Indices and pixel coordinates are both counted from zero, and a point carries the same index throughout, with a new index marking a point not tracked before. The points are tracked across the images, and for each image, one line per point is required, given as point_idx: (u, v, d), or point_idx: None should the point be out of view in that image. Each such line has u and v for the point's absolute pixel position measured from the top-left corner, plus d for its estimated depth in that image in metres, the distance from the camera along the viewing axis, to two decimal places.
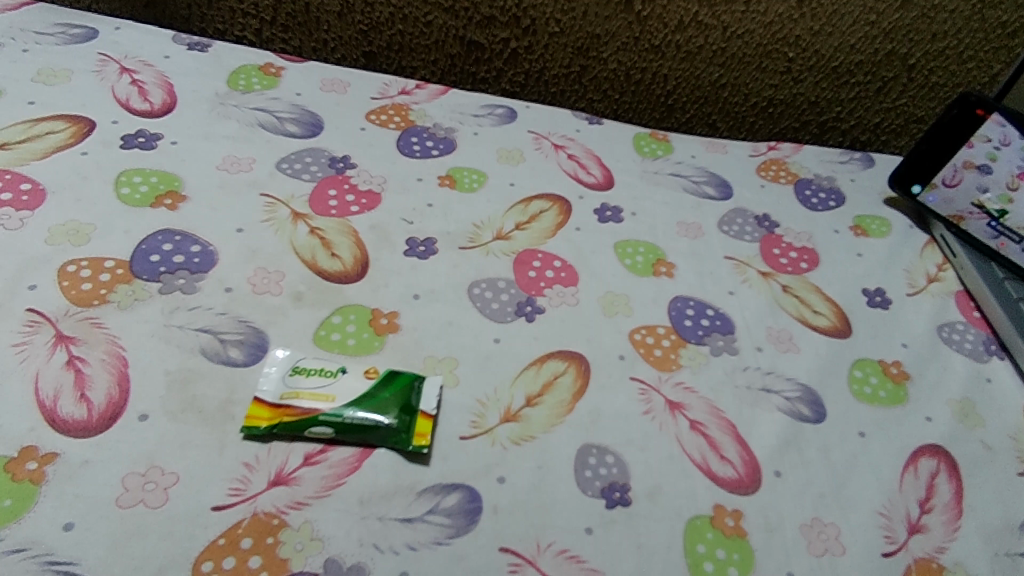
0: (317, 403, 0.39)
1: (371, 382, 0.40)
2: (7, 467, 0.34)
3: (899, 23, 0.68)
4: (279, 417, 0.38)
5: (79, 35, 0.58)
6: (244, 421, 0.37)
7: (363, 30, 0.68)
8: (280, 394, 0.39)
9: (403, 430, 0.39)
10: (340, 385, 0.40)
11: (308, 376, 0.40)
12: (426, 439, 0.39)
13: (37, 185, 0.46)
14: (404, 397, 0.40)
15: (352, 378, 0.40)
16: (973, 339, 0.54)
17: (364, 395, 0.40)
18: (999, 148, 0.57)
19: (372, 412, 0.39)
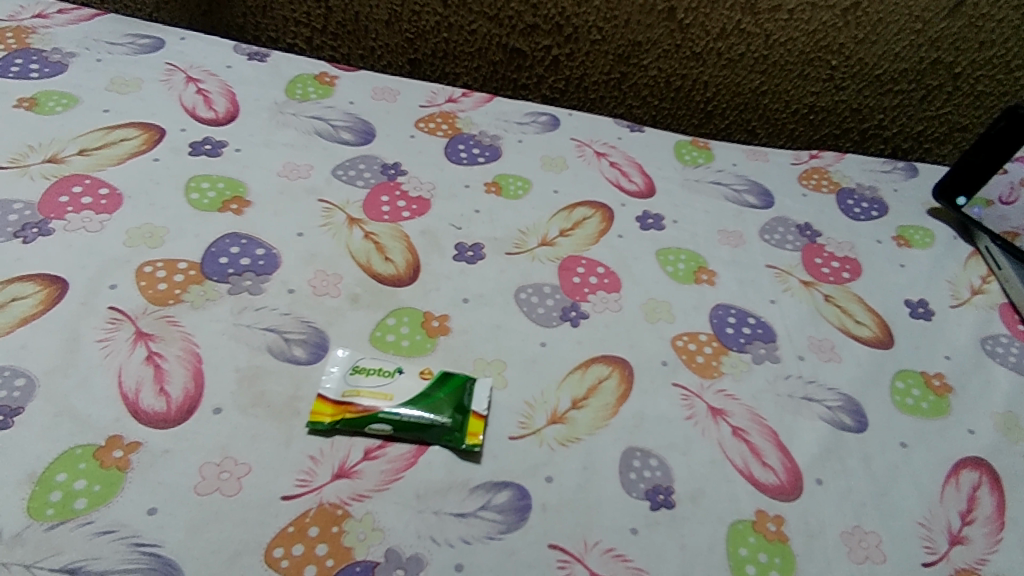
0: (376, 401, 0.41)
1: (426, 382, 0.42)
2: (96, 455, 0.36)
3: (946, 31, 0.68)
4: (342, 414, 0.40)
5: (146, 45, 0.61)
6: (309, 417, 0.40)
7: (409, 38, 0.71)
8: (342, 392, 0.41)
9: (457, 429, 0.41)
10: (397, 385, 0.42)
11: (368, 375, 0.42)
12: (478, 438, 0.41)
13: (114, 189, 0.49)
14: (458, 398, 0.42)
15: (408, 378, 0.42)
16: (1017, 353, 0.54)
17: (420, 394, 0.42)
18: None
19: (428, 411, 0.41)
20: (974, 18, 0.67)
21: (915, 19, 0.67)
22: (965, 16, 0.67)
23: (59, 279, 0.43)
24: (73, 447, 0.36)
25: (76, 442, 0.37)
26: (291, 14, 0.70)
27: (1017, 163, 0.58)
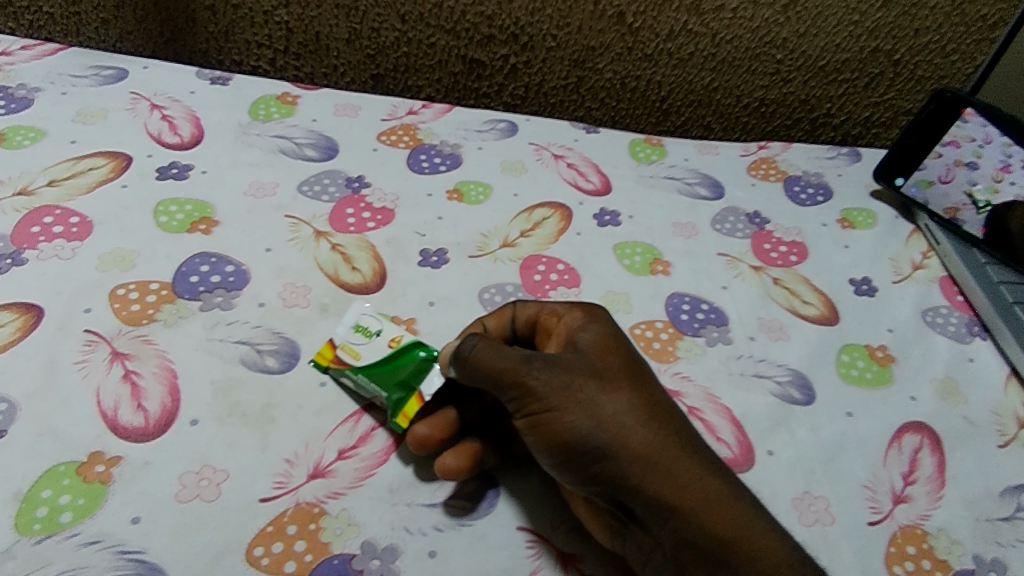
0: (347, 356, 0.44)
1: (389, 350, 0.44)
2: (78, 470, 0.38)
3: (882, 21, 0.71)
4: (326, 360, 0.44)
5: (110, 76, 0.63)
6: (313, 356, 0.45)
7: (370, 54, 0.73)
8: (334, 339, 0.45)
9: (393, 405, 0.42)
10: (371, 346, 0.44)
11: (357, 330, 0.45)
12: (406, 420, 0.42)
13: (85, 218, 0.51)
14: (413, 373, 0.43)
15: (381, 344, 0.44)
16: (956, 323, 0.57)
17: (379, 360, 0.43)
18: (983, 146, 0.60)
19: (378, 380, 0.43)
20: (907, 7, 0.70)
21: (852, 12, 0.70)
22: (898, 6, 0.70)
23: (35, 306, 0.45)
24: (56, 464, 0.38)
25: (59, 460, 0.38)
26: (253, 37, 0.72)
27: (948, 145, 0.62)
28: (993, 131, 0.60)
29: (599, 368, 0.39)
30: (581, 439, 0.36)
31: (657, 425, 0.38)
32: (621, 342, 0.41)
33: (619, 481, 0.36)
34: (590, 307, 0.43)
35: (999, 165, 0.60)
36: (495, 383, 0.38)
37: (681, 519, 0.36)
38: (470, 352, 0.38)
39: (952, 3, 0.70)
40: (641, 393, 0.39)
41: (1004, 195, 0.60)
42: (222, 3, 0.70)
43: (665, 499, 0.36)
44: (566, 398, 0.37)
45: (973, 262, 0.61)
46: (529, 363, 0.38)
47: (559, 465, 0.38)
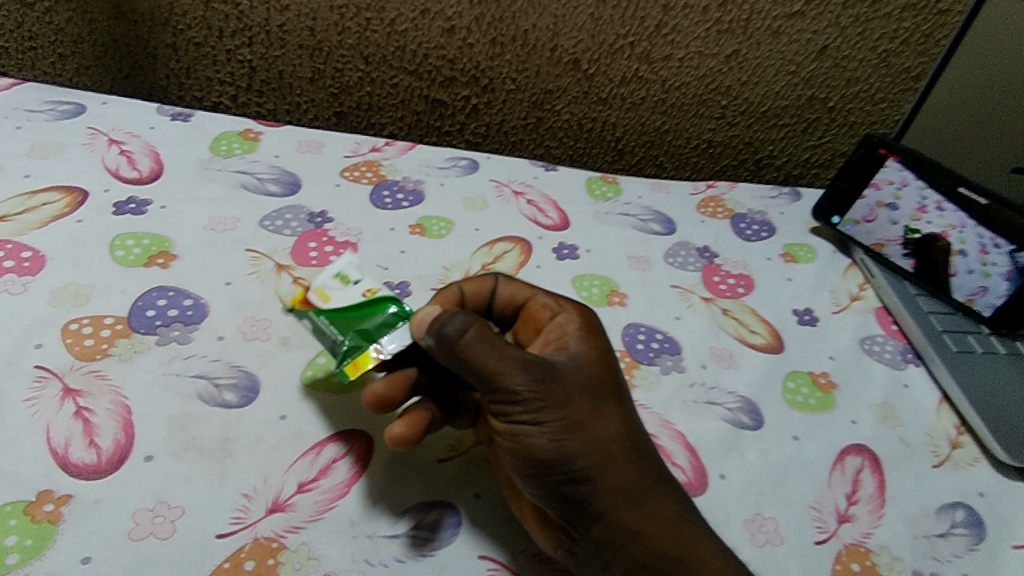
0: (321, 300, 0.44)
1: (361, 298, 0.44)
2: (25, 510, 0.37)
3: (816, 72, 0.75)
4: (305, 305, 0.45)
5: (67, 111, 0.63)
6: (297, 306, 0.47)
7: (334, 92, 0.74)
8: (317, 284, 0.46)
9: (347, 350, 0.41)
10: (344, 294, 0.44)
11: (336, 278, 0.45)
12: (354, 369, 0.41)
13: (37, 252, 0.50)
14: (380, 323, 0.42)
15: (352, 294, 0.44)
16: (892, 350, 0.61)
17: (351, 304, 0.43)
18: (901, 189, 0.65)
19: (341, 326, 0.42)
20: (838, 59, 0.74)
21: (788, 63, 0.75)
22: (830, 58, 0.74)
23: None
24: (1, 504, 0.37)
25: (4, 500, 0.37)
26: (215, 74, 0.73)
27: (873, 188, 0.67)
28: (909, 175, 0.65)
29: (594, 388, 0.39)
30: (564, 456, 0.37)
31: (632, 454, 0.39)
32: (611, 361, 0.41)
33: (588, 503, 0.38)
34: (586, 313, 0.43)
35: (916, 206, 0.65)
36: (482, 381, 0.37)
37: (638, 543, 0.38)
38: (463, 340, 0.36)
39: (879, 56, 0.74)
40: (624, 420, 0.40)
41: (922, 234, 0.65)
42: (184, 41, 0.71)
43: (624, 525, 0.38)
44: (559, 414, 0.37)
45: (904, 294, 0.65)
46: (524, 370, 0.37)
47: (528, 474, 0.38)
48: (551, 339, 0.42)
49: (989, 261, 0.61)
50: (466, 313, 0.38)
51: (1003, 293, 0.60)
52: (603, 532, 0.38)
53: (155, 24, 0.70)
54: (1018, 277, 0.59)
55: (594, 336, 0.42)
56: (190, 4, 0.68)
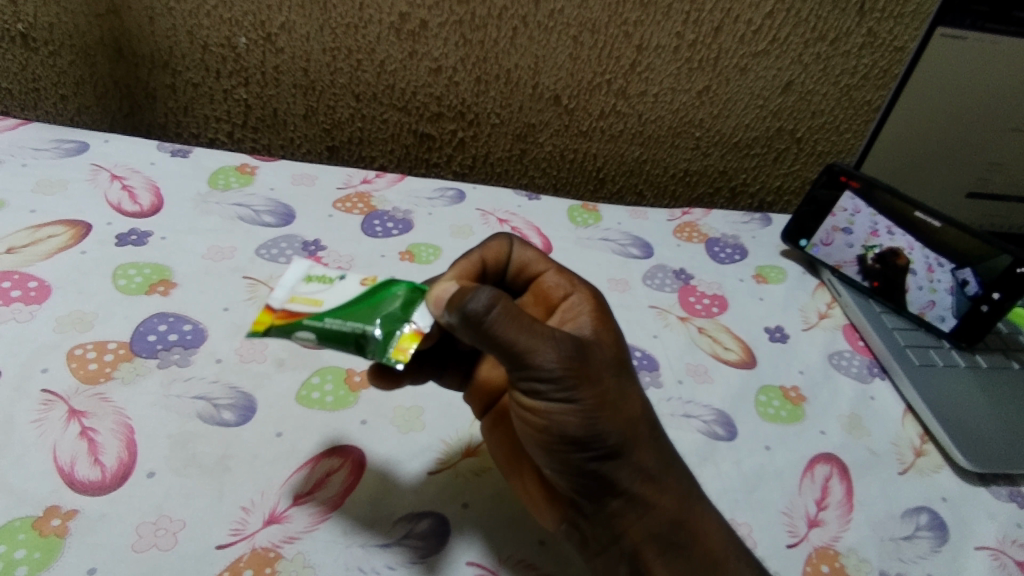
0: (308, 307, 0.41)
1: (365, 286, 0.42)
2: (34, 525, 0.39)
3: (783, 105, 0.80)
4: (273, 321, 0.40)
5: (71, 149, 0.66)
6: (254, 327, 0.40)
7: (326, 128, 0.78)
8: (284, 299, 0.41)
9: (383, 336, 0.39)
10: (334, 290, 0.42)
11: (309, 283, 0.42)
12: (403, 353, 0.39)
13: (43, 282, 0.52)
14: (398, 304, 0.41)
15: (346, 286, 0.42)
16: (859, 364, 0.64)
17: (356, 295, 0.41)
18: (853, 215, 0.70)
19: (356, 319, 0.40)
20: (803, 94, 0.79)
21: (756, 98, 0.79)
22: (796, 92, 0.79)
23: None
24: (11, 520, 0.39)
25: (14, 516, 0.39)
26: (212, 112, 0.77)
27: (835, 214, 0.72)
28: (860, 203, 0.69)
29: (616, 369, 0.39)
30: (594, 433, 0.37)
31: (651, 430, 0.40)
32: (626, 345, 0.42)
33: (611, 477, 0.38)
34: (598, 296, 0.44)
35: (869, 230, 0.69)
36: (511, 358, 0.35)
37: (654, 516, 0.39)
38: (491, 317, 0.35)
39: (841, 90, 0.79)
40: (641, 400, 0.40)
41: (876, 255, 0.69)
42: (182, 82, 0.75)
43: (642, 498, 0.39)
44: (593, 391, 0.36)
45: (869, 311, 0.69)
46: (554, 347, 0.36)
47: (555, 452, 0.38)
48: (564, 318, 0.43)
49: (936, 279, 0.65)
50: (492, 288, 0.36)
51: (948, 308, 0.65)
52: (623, 504, 0.39)
53: (155, 66, 0.74)
54: (960, 294, 0.64)
55: (606, 320, 0.43)
56: (188, 47, 0.72)
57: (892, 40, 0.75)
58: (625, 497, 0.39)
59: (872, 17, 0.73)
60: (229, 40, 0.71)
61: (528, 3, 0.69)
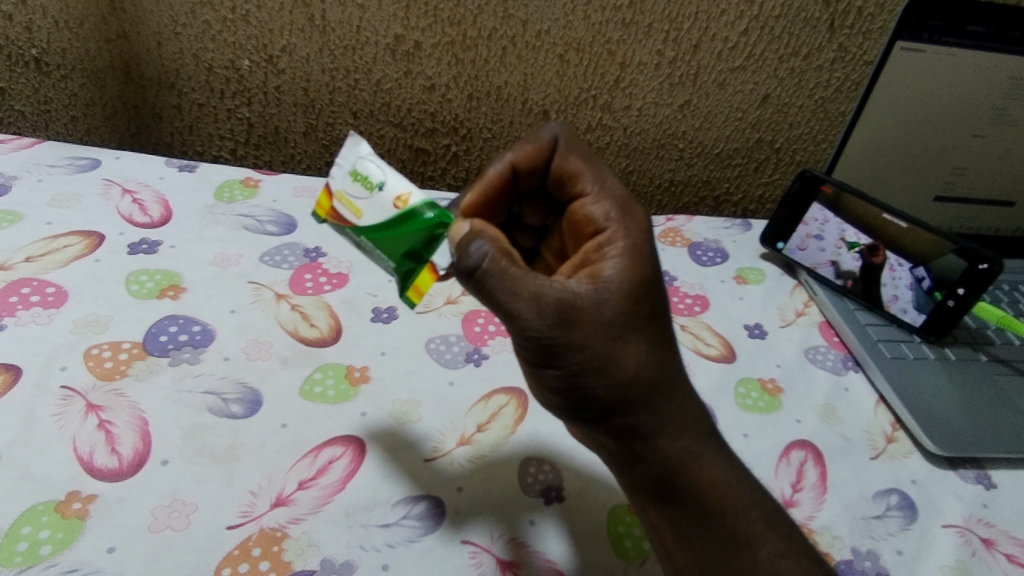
0: (349, 215, 0.45)
1: (395, 212, 0.44)
2: (56, 508, 0.42)
3: (761, 118, 0.84)
4: (327, 214, 0.46)
5: (84, 165, 0.69)
6: (315, 209, 0.47)
7: (325, 144, 0.82)
8: (336, 188, 0.46)
9: (403, 276, 0.45)
10: (372, 202, 0.44)
11: (355, 181, 0.45)
12: (417, 293, 0.45)
13: (60, 287, 0.56)
14: (421, 242, 0.44)
15: (382, 202, 0.44)
16: (834, 359, 0.68)
17: (384, 221, 0.44)
18: (823, 224, 0.74)
19: (382, 252, 0.45)
20: (780, 106, 0.83)
21: (735, 111, 0.83)
22: (773, 105, 0.83)
23: (12, 366, 0.49)
24: (36, 504, 0.42)
25: (38, 500, 0.42)
26: (216, 131, 0.81)
27: (807, 222, 0.75)
28: (829, 213, 0.73)
29: (619, 326, 0.39)
30: (579, 387, 0.40)
31: (650, 386, 0.41)
32: (647, 293, 0.41)
33: (608, 425, 0.42)
34: (629, 235, 0.43)
35: (839, 235, 0.73)
36: (500, 315, 0.38)
37: (645, 468, 0.42)
38: (479, 271, 0.38)
39: (816, 102, 0.83)
40: (651, 355, 0.41)
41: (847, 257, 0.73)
42: (188, 102, 0.79)
43: (636, 448, 0.42)
44: (575, 355, 0.39)
45: (844, 308, 0.72)
46: (540, 312, 0.38)
47: (551, 394, 0.42)
48: (591, 251, 0.44)
49: (896, 276, 0.70)
50: (486, 242, 0.38)
51: (909, 301, 0.70)
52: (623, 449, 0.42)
53: (162, 88, 0.77)
54: (919, 289, 0.69)
55: (635, 263, 0.41)
56: (194, 70, 0.76)
57: (862, 55, 0.79)
58: (625, 449, 0.42)
59: (842, 33, 0.77)
60: (233, 63, 0.75)
61: (516, 25, 0.74)
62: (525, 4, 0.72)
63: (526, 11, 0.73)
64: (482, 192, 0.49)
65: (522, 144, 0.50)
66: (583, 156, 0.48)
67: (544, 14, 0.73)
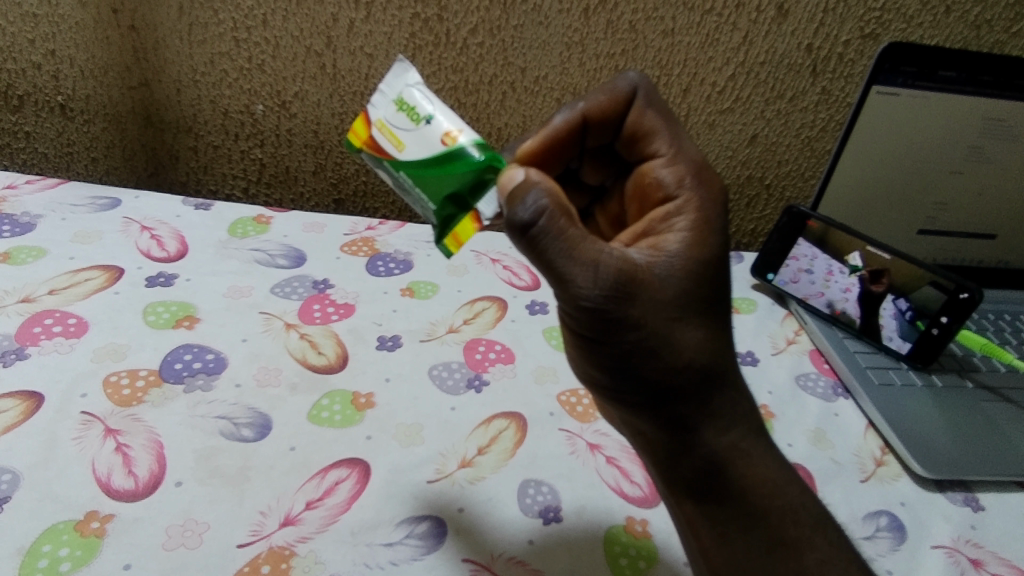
0: (390, 146, 0.44)
1: (441, 148, 0.42)
2: (76, 527, 0.44)
3: (751, 156, 0.88)
4: (364, 145, 0.45)
5: (105, 204, 0.73)
6: (350, 137, 0.46)
7: (333, 183, 0.86)
8: (377, 117, 0.44)
9: (443, 221, 0.44)
10: (417, 135, 0.43)
11: (401, 111, 0.44)
12: (455, 241, 0.44)
13: (82, 318, 0.59)
14: (467, 186, 0.43)
15: (427, 137, 0.43)
16: (824, 385, 0.70)
17: (429, 158, 0.43)
18: (812, 260, 0.77)
19: (423, 191, 0.43)
20: (767, 146, 0.87)
21: (725, 150, 0.87)
22: (761, 144, 0.87)
23: (36, 393, 0.52)
24: (56, 523, 0.44)
25: (58, 519, 0.44)
26: (230, 171, 0.85)
27: (795, 258, 0.79)
28: (818, 250, 0.76)
29: (678, 307, 0.41)
30: (630, 364, 0.42)
31: (705, 373, 0.43)
32: (711, 271, 0.43)
33: (660, 416, 0.44)
34: (699, 205, 0.45)
35: (827, 270, 0.76)
36: (551, 276, 0.39)
37: (686, 464, 0.45)
38: (535, 227, 0.38)
39: (803, 142, 0.87)
40: (708, 342, 0.43)
41: (833, 291, 0.76)
42: (204, 145, 0.83)
43: (682, 442, 0.44)
44: (629, 332, 0.40)
45: (833, 337, 0.75)
46: (597, 281, 0.39)
47: (598, 368, 0.44)
48: (657, 218, 0.46)
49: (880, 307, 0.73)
50: (544, 196, 0.39)
51: (893, 330, 0.72)
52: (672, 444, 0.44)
53: (179, 131, 0.82)
54: (902, 318, 0.71)
55: (702, 239, 0.43)
56: (210, 114, 0.80)
57: (844, 97, 0.83)
58: (669, 440, 0.44)
59: (825, 77, 0.82)
60: (248, 108, 0.80)
61: (515, 71, 0.78)
62: (524, 52, 0.77)
63: (525, 59, 0.78)
64: (544, 140, 0.51)
65: (597, 93, 0.50)
66: (659, 116, 0.50)
67: (542, 62, 0.78)
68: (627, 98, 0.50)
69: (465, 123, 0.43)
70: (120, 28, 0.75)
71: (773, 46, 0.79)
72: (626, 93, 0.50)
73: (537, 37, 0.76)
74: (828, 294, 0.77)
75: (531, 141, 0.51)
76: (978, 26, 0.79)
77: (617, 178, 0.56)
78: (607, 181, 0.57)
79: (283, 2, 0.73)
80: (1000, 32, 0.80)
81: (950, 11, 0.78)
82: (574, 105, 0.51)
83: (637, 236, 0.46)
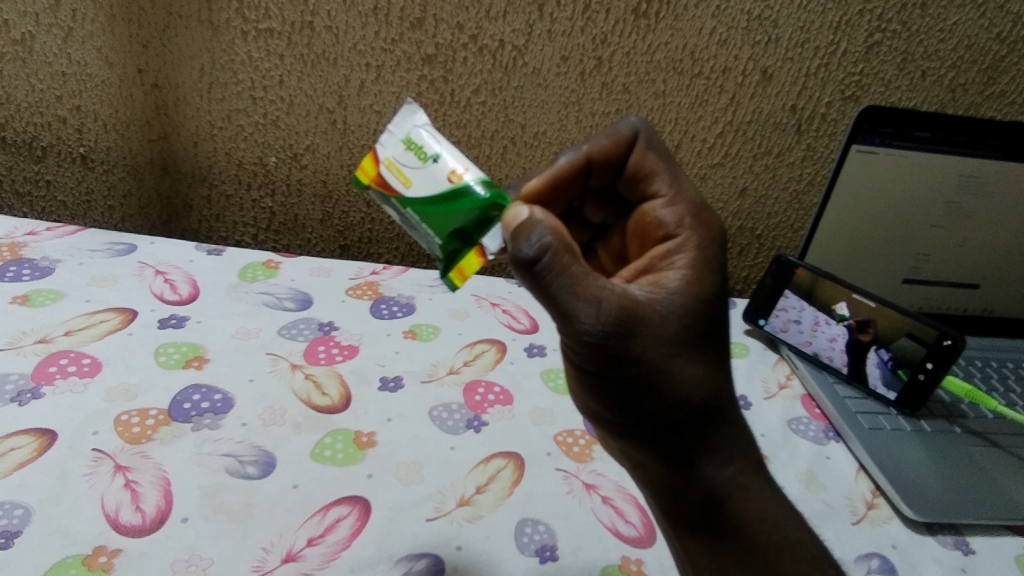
0: (397, 183, 0.47)
1: (447, 186, 0.46)
2: (84, 561, 0.45)
3: (740, 208, 0.91)
4: (371, 182, 0.48)
5: (121, 249, 0.77)
6: (357, 175, 0.48)
7: (340, 230, 0.90)
8: (383, 156, 0.47)
9: (449, 256, 0.47)
10: (424, 174, 0.46)
11: (408, 150, 0.47)
12: (461, 276, 0.47)
13: (95, 358, 0.61)
14: (472, 222, 0.46)
15: (434, 176, 0.46)
16: (816, 429, 0.71)
17: (435, 194, 0.46)
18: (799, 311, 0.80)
19: (430, 226, 0.46)
20: (757, 198, 0.91)
21: (716, 202, 0.91)
22: (751, 197, 0.91)
23: (49, 431, 0.53)
24: (64, 557, 0.45)
25: (67, 553, 0.45)
26: (240, 219, 0.89)
27: (784, 307, 0.82)
28: (805, 302, 0.79)
29: (677, 343, 0.43)
30: (632, 398, 0.44)
31: (705, 408, 0.45)
32: (710, 307, 0.46)
33: (661, 450, 0.45)
34: (698, 242, 0.48)
35: (814, 320, 0.79)
36: (555, 309, 0.41)
37: (684, 500, 0.46)
38: (540, 264, 0.40)
39: (791, 195, 0.91)
40: (707, 378, 0.45)
41: (819, 342, 0.79)
42: (217, 194, 0.87)
43: (682, 477, 0.46)
44: (631, 367, 0.42)
45: (825, 381, 0.77)
46: (599, 316, 0.41)
47: (601, 402, 0.45)
48: (658, 256, 0.49)
49: (865, 355, 0.75)
50: (548, 233, 0.41)
51: (877, 379, 0.74)
52: (672, 478, 0.46)
53: (194, 181, 0.86)
54: (885, 366, 0.74)
55: (701, 277, 0.46)
56: (225, 165, 0.85)
57: (828, 154, 0.88)
58: (668, 476, 0.46)
59: (809, 136, 0.86)
60: (261, 159, 0.84)
61: (516, 128, 0.83)
62: (524, 110, 0.82)
63: (524, 116, 0.82)
64: (547, 180, 0.54)
65: (601, 137, 0.54)
66: (660, 157, 0.53)
67: (541, 119, 0.83)
68: (629, 141, 0.54)
69: (469, 163, 0.47)
70: (144, 86, 0.79)
71: (759, 107, 0.84)
72: (628, 136, 0.54)
73: (536, 96, 0.81)
74: (816, 341, 0.79)
75: (535, 181, 0.55)
76: (953, 89, 0.84)
77: (617, 217, 0.59)
78: (608, 219, 0.60)
79: (299, 65, 0.78)
80: (974, 94, 0.85)
81: (925, 75, 0.83)
82: (579, 148, 0.54)
83: (638, 273, 0.49)
